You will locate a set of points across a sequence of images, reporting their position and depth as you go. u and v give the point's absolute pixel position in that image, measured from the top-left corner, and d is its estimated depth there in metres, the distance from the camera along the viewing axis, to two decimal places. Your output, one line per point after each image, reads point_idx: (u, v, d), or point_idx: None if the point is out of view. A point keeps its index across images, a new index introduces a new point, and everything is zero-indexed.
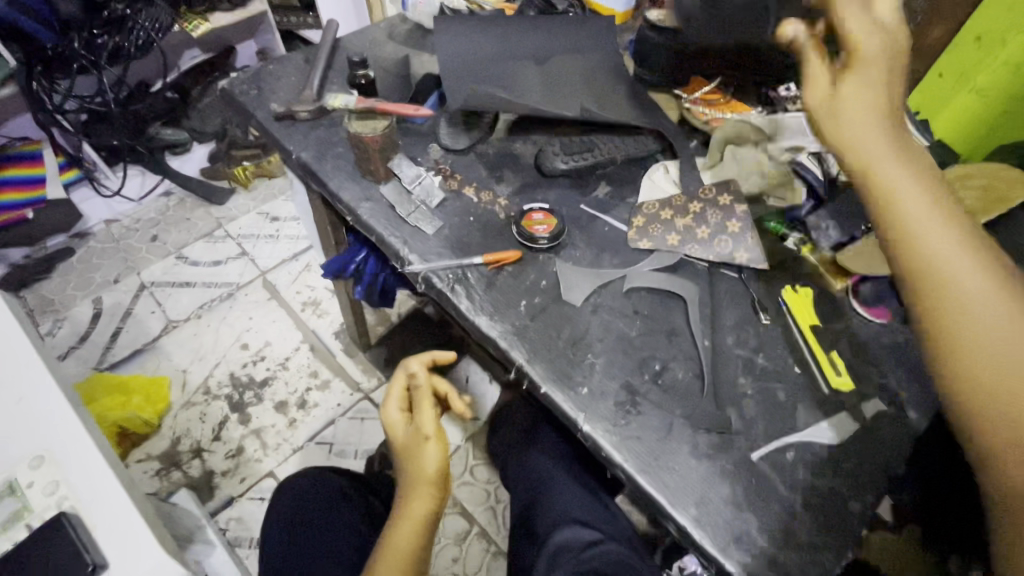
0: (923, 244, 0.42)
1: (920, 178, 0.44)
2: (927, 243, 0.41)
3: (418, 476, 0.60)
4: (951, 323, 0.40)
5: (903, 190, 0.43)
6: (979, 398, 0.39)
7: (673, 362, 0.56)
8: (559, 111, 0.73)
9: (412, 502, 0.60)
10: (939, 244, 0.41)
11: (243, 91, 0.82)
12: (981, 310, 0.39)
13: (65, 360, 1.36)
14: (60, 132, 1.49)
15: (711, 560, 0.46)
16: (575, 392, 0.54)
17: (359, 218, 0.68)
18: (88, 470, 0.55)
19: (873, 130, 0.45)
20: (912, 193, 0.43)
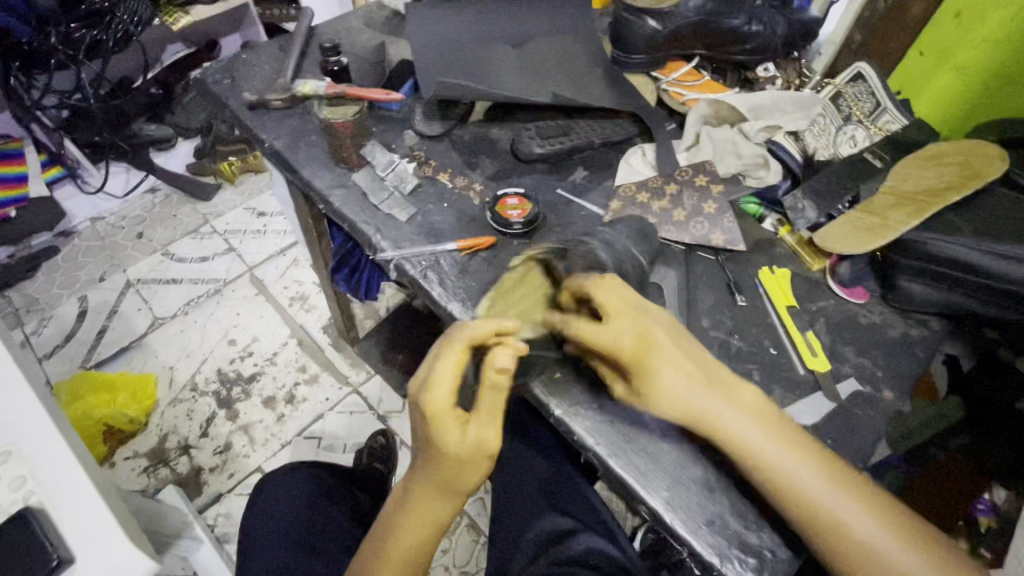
0: (776, 478, 0.42)
1: (745, 410, 0.44)
2: (786, 478, 0.42)
3: (456, 489, 0.47)
4: (817, 534, 0.41)
5: (740, 431, 0.43)
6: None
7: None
8: (533, 98, 0.72)
9: (434, 509, 0.48)
10: (792, 480, 0.42)
11: (215, 80, 0.80)
12: (841, 522, 0.40)
13: (51, 359, 1.35)
14: (41, 130, 1.47)
15: (683, 542, 0.46)
16: (546, 377, 0.53)
17: (332, 207, 0.67)
18: (55, 465, 0.54)
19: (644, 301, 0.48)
20: (746, 427, 0.44)
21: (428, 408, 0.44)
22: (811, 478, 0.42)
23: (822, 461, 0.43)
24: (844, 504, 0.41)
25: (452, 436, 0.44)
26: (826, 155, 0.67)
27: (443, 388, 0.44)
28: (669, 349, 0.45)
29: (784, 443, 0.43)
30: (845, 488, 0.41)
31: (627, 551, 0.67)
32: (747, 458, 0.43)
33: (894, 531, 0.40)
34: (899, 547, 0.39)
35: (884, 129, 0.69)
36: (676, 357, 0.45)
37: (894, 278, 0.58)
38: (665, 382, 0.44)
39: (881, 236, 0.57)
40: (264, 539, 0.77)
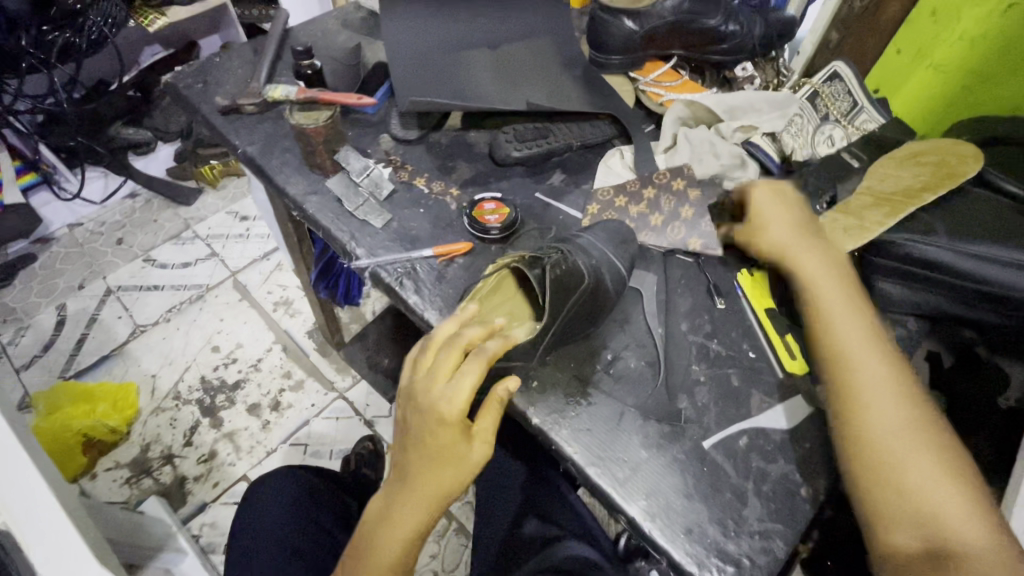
0: (835, 333, 0.48)
1: (843, 283, 0.51)
2: (845, 340, 0.47)
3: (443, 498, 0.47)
4: (857, 411, 0.44)
5: (824, 286, 0.51)
6: (886, 501, 0.41)
7: (626, 351, 0.55)
8: (508, 103, 0.70)
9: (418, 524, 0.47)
10: (858, 352, 0.47)
11: (187, 85, 0.78)
12: (880, 408, 0.44)
13: (28, 369, 1.32)
14: (15, 134, 1.45)
15: (662, 551, 0.45)
16: (522, 388, 0.52)
17: (306, 214, 0.66)
18: (20, 487, 0.52)
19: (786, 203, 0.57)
20: (835, 288, 0.50)
21: (448, 415, 0.45)
22: (876, 368, 0.46)
23: (895, 360, 0.47)
24: (890, 392, 0.44)
25: (462, 449, 0.45)
26: (803, 155, 0.67)
27: (463, 400, 0.44)
28: (786, 220, 0.56)
29: (865, 323, 0.49)
30: (907, 398, 0.44)
31: (612, 554, 0.66)
32: (823, 317, 0.49)
33: (926, 440, 0.42)
34: (927, 458, 0.41)
35: (861, 128, 0.70)
36: (787, 224, 0.56)
37: (874, 282, 0.58)
38: (770, 229, 0.56)
39: (858, 235, 0.56)
40: (255, 546, 0.75)
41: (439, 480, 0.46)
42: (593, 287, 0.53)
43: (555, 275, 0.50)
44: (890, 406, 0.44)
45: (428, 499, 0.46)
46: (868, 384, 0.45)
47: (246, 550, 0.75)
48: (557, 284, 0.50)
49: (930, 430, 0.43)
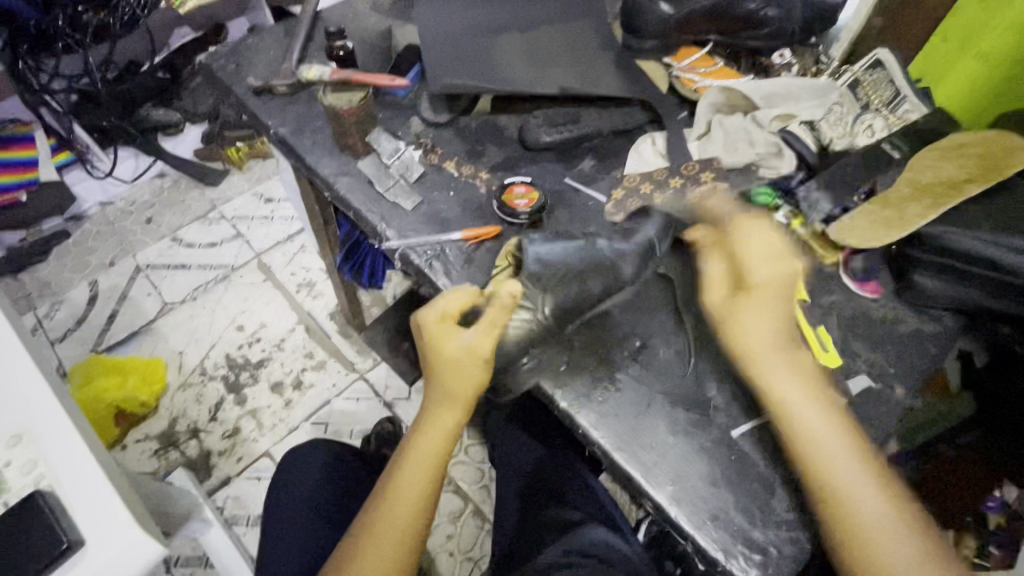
0: (785, 400, 0.46)
1: (798, 363, 0.48)
2: (810, 424, 0.46)
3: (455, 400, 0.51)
4: (829, 491, 0.44)
5: (781, 370, 0.47)
6: None
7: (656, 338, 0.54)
8: (541, 87, 0.70)
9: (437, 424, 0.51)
10: (816, 431, 0.45)
11: (221, 65, 0.79)
12: (847, 481, 0.44)
13: (63, 342, 1.37)
14: (50, 113, 1.45)
15: (687, 537, 0.46)
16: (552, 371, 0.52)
17: (337, 194, 0.66)
18: (64, 452, 0.54)
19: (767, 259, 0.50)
20: (790, 370, 0.47)
21: (425, 322, 0.51)
22: (833, 437, 0.45)
23: (845, 422, 0.46)
24: (853, 461, 0.44)
25: (446, 343, 0.50)
26: (842, 145, 0.66)
27: (435, 307, 0.50)
28: (763, 306, 0.48)
29: (824, 405, 0.46)
30: (866, 462, 0.44)
31: (632, 541, 0.67)
32: (784, 405, 0.46)
33: (885, 492, 0.43)
34: (888, 513, 0.43)
35: (901, 119, 0.67)
36: (767, 312, 0.48)
37: (910, 275, 0.57)
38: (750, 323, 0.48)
39: (895, 229, 0.57)
40: (283, 519, 0.78)
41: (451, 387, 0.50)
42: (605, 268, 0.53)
43: (556, 252, 0.53)
44: (863, 489, 0.43)
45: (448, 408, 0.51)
46: (844, 474, 0.44)
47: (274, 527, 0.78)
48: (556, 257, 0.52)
49: (897, 507, 0.43)
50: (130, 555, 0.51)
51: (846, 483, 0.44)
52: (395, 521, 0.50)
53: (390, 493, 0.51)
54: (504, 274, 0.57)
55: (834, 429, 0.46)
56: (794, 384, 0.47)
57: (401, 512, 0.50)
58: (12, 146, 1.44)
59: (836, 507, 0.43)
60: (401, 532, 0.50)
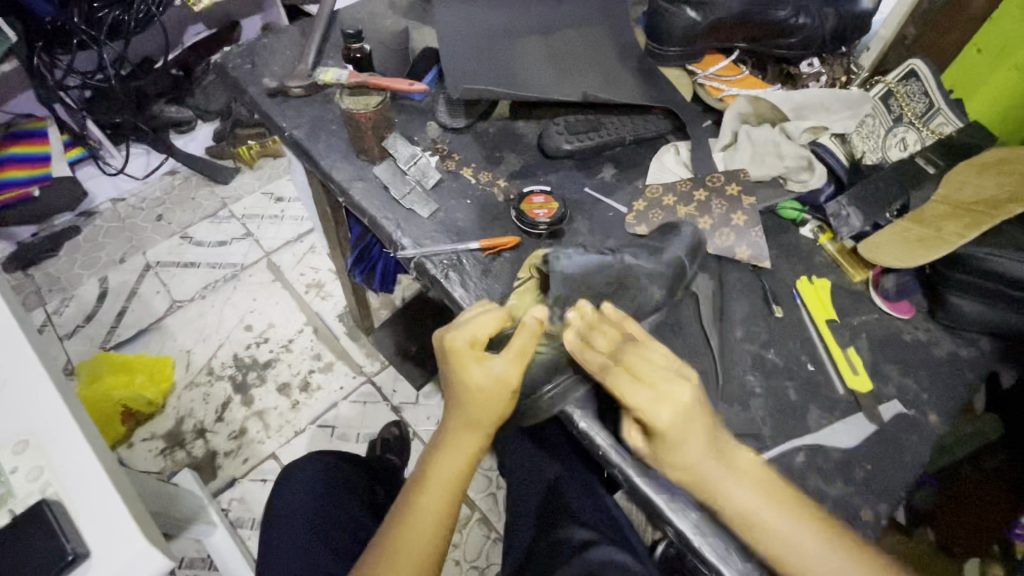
0: (768, 534, 0.42)
1: (742, 469, 0.44)
2: (761, 521, 0.42)
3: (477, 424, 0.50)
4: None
5: (736, 492, 0.43)
6: None
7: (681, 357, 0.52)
8: (563, 93, 0.68)
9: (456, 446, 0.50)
10: (782, 535, 0.42)
11: (236, 65, 0.78)
12: (825, 575, 0.41)
13: (71, 338, 1.36)
14: (63, 109, 1.45)
15: (712, 569, 0.44)
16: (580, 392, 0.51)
17: (352, 199, 0.65)
18: (72, 459, 0.53)
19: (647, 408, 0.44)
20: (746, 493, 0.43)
21: (453, 344, 0.49)
22: (795, 533, 0.42)
23: (816, 520, 0.43)
24: (822, 555, 0.41)
25: (472, 370, 0.48)
26: (874, 160, 0.64)
27: (464, 330, 0.48)
28: (708, 456, 0.43)
29: (752, 480, 0.44)
30: (827, 539, 0.42)
31: (646, 562, 0.65)
32: (761, 527, 0.42)
33: (859, 559, 0.41)
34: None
35: (937, 131, 0.65)
36: (706, 457, 0.43)
37: (945, 297, 0.55)
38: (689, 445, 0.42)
39: (934, 248, 0.54)
40: (284, 528, 0.76)
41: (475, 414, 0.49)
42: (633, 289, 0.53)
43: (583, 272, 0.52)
44: None
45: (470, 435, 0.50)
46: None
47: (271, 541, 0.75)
48: (582, 277, 0.52)
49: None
50: (135, 568, 0.50)
51: None
52: (415, 549, 0.49)
53: (410, 520, 0.49)
54: (527, 286, 0.57)
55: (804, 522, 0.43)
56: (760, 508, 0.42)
57: (421, 540, 0.49)
58: (28, 142, 1.46)
59: None
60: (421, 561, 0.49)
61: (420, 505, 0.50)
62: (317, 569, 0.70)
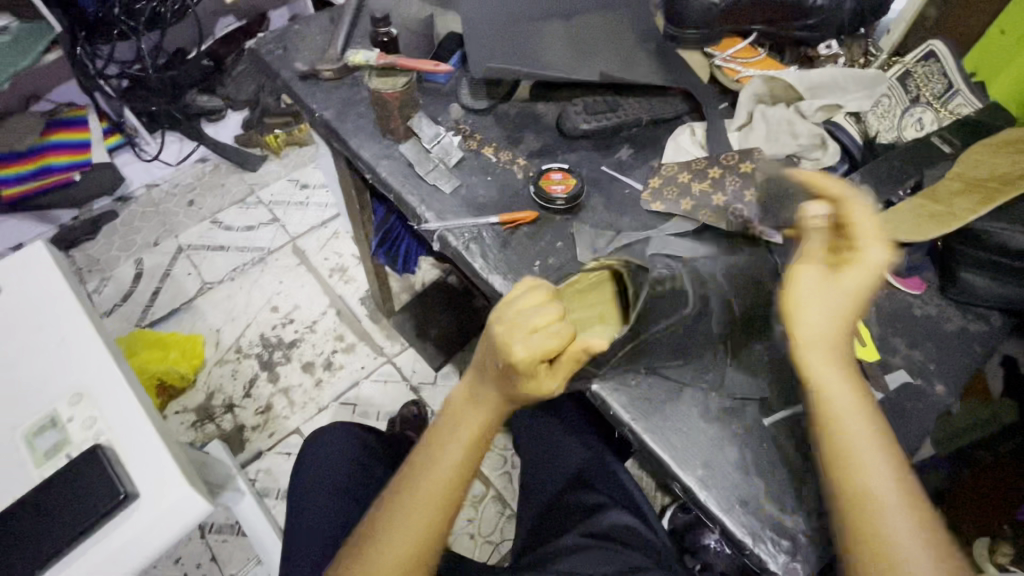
0: (839, 418, 0.44)
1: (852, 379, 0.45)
2: (837, 416, 0.44)
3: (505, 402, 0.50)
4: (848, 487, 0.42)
5: (833, 380, 0.44)
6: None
7: (701, 329, 0.53)
8: (581, 73, 0.71)
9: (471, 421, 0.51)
10: (851, 421, 0.43)
11: (269, 51, 0.81)
12: (870, 476, 0.41)
13: (110, 316, 1.44)
14: (104, 97, 1.56)
15: (715, 520, 0.47)
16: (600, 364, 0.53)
17: (379, 176, 0.68)
18: (122, 411, 0.58)
19: (823, 296, 0.45)
20: (839, 384, 0.44)
21: (506, 336, 0.46)
22: (865, 439, 0.42)
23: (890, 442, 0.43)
24: (885, 469, 0.42)
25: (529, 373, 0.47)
26: (888, 138, 0.65)
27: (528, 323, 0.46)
28: (839, 342, 0.45)
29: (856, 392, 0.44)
30: (893, 469, 0.42)
31: (655, 527, 0.68)
32: (831, 412, 0.44)
33: (913, 507, 0.40)
34: (900, 498, 0.41)
35: (955, 112, 0.66)
36: (842, 350, 0.45)
37: (956, 271, 0.56)
38: (820, 307, 0.45)
39: (944, 224, 0.55)
40: (309, 490, 0.80)
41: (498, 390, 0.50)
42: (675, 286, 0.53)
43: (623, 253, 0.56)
44: (902, 510, 0.40)
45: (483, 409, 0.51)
46: (878, 489, 0.41)
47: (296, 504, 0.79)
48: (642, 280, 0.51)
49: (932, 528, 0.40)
50: (179, 510, 0.54)
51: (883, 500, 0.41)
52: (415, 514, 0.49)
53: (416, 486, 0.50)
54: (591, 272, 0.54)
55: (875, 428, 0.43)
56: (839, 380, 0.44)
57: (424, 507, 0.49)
58: (68, 129, 1.53)
59: (873, 519, 0.40)
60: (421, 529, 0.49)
61: (427, 471, 0.50)
62: (341, 527, 0.74)
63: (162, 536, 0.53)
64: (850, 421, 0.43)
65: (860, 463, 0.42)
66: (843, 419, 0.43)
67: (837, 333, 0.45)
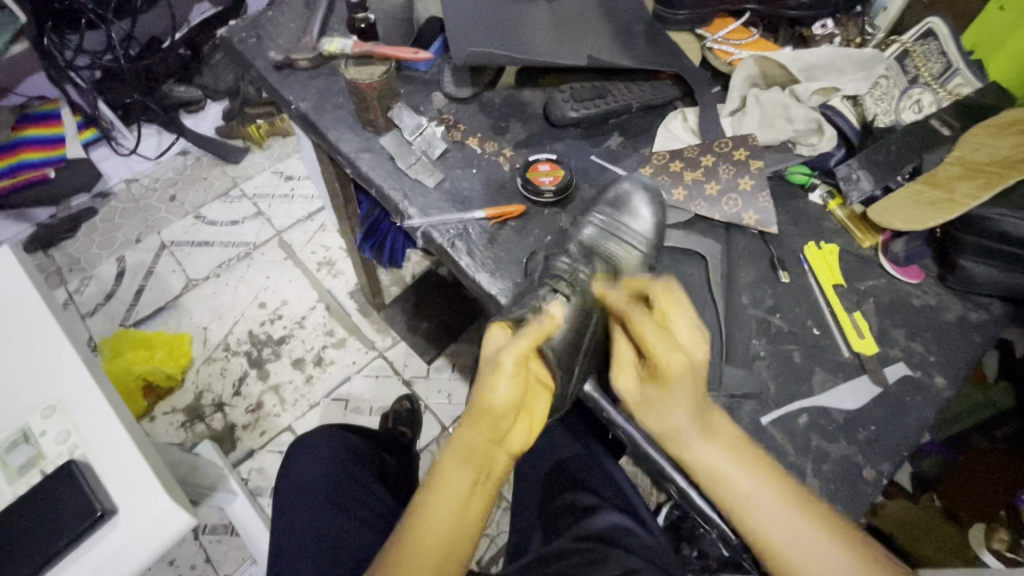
0: (740, 505, 0.42)
1: (716, 433, 0.44)
2: (748, 508, 0.42)
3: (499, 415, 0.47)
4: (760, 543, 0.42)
5: (728, 477, 0.43)
6: None
7: None
8: (569, 58, 0.67)
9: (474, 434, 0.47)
10: (751, 501, 0.42)
11: (241, 39, 0.77)
12: (785, 542, 0.41)
13: (93, 317, 1.40)
14: (75, 90, 1.45)
15: (712, 522, 0.48)
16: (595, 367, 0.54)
17: (359, 171, 0.65)
18: (97, 422, 0.56)
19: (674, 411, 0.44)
20: (730, 469, 0.43)
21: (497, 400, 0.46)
22: (778, 514, 0.42)
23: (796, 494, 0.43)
24: (797, 523, 0.41)
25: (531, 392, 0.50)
26: (887, 122, 0.62)
27: (502, 391, 0.45)
28: (712, 431, 0.44)
29: (728, 448, 0.44)
30: (793, 503, 0.42)
31: (650, 522, 0.67)
32: (725, 496, 0.43)
33: (818, 525, 0.41)
34: (826, 546, 0.40)
35: (954, 93, 0.64)
36: (716, 436, 0.44)
37: (956, 259, 0.55)
38: (654, 417, 0.45)
39: (945, 211, 0.54)
40: (295, 495, 0.78)
41: (484, 398, 0.46)
42: (587, 296, 0.52)
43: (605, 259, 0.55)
44: (830, 556, 0.40)
45: (485, 424, 0.46)
46: (797, 551, 0.41)
47: (283, 509, 0.77)
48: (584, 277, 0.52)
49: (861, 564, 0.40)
50: (161, 523, 0.52)
51: (802, 557, 0.41)
52: (448, 520, 0.45)
53: (434, 502, 0.46)
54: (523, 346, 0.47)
55: (775, 487, 0.43)
56: (726, 471, 0.43)
57: (448, 526, 0.45)
58: (45, 123, 1.48)
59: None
60: (447, 550, 0.44)
61: (446, 489, 0.46)
62: (333, 531, 0.73)
63: (141, 553, 0.52)
64: (755, 500, 0.42)
65: (776, 540, 0.41)
66: (742, 502, 0.42)
67: (705, 434, 0.44)
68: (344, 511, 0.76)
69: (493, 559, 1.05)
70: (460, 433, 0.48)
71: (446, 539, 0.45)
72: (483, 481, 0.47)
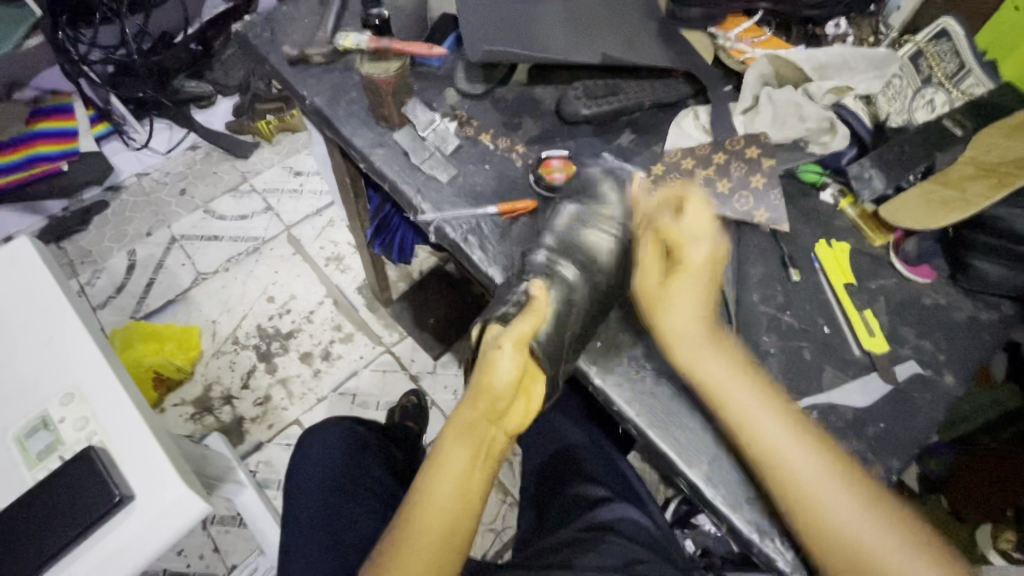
0: (771, 438, 0.46)
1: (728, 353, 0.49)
2: (771, 438, 0.46)
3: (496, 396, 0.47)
4: (785, 481, 0.45)
5: (760, 420, 0.46)
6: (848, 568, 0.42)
7: None
8: (583, 56, 0.67)
9: (472, 415, 0.48)
10: (783, 444, 0.45)
11: (256, 34, 0.77)
12: (805, 477, 0.44)
13: (104, 309, 1.41)
14: (87, 84, 1.47)
15: (722, 517, 0.48)
16: (602, 354, 0.54)
17: (373, 165, 0.66)
18: (114, 409, 0.56)
19: (700, 344, 0.49)
20: (758, 409, 0.47)
21: (499, 384, 0.46)
22: (814, 465, 0.44)
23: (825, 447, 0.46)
24: (817, 463, 0.45)
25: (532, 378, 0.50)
26: (900, 121, 0.63)
27: (505, 377, 0.46)
28: (740, 367, 0.48)
29: (773, 402, 0.47)
30: (825, 457, 0.45)
31: (656, 517, 0.68)
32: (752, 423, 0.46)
33: (843, 481, 0.44)
34: (849, 493, 0.44)
35: (966, 93, 0.64)
36: (744, 374, 0.48)
37: (968, 260, 0.55)
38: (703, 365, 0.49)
39: (957, 211, 0.54)
40: (303, 487, 0.79)
41: (485, 383, 0.46)
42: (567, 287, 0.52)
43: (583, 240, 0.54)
44: (849, 504, 0.44)
45: (486, 406, 0.47)
46: (822, 493, 0.44)
47: (293, 499, 0.78)
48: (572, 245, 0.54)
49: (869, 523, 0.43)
50: (177, 509, 0.53)
51: (822, 490, 0.44)
52: (451, 501, 0.47)
53: (435, 480, 0.47)
54: (521, 330, 0.47)
55: (807, 439, 0.46)
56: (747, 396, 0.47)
57: (450, 507, 0.47)
58: (53, 117, 1.48)
59: (816, 519, 0.43)
60: (450, 528, 0.47)
61: (446, 470, 0.47)
62: (344, 520, 0.74)
63: (157, 539, 0.52)
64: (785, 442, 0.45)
65: (797, 471, 0.44)
66: (758, 419, 0.46)
67: (737, 371, 0.48)
68: (353, 501, 0.77)
69: (498, 553, 1.06)
70: (461, 413, 0.49)
71: (450, 517, 0.47)
72: (483, 459, 0.48)
